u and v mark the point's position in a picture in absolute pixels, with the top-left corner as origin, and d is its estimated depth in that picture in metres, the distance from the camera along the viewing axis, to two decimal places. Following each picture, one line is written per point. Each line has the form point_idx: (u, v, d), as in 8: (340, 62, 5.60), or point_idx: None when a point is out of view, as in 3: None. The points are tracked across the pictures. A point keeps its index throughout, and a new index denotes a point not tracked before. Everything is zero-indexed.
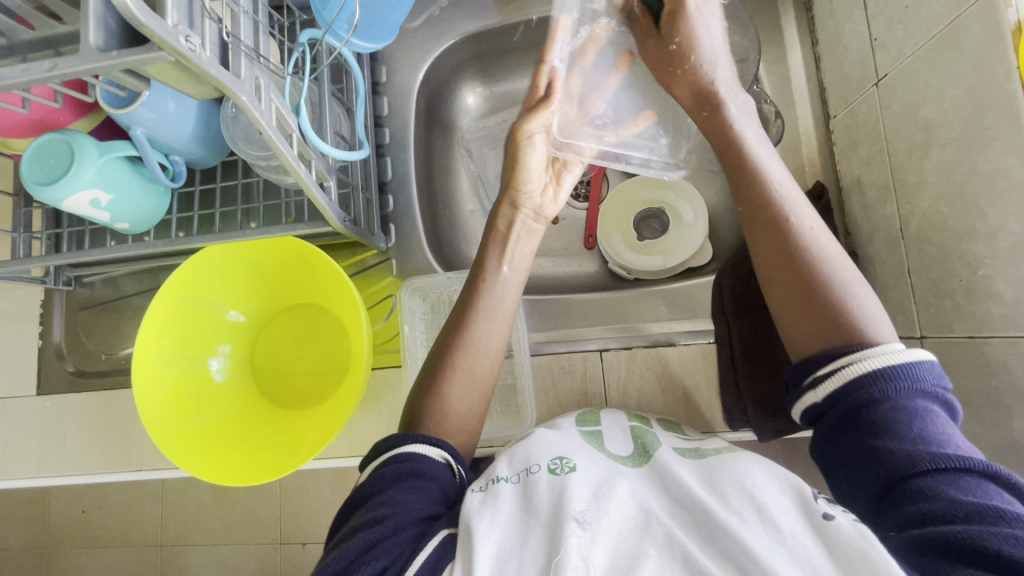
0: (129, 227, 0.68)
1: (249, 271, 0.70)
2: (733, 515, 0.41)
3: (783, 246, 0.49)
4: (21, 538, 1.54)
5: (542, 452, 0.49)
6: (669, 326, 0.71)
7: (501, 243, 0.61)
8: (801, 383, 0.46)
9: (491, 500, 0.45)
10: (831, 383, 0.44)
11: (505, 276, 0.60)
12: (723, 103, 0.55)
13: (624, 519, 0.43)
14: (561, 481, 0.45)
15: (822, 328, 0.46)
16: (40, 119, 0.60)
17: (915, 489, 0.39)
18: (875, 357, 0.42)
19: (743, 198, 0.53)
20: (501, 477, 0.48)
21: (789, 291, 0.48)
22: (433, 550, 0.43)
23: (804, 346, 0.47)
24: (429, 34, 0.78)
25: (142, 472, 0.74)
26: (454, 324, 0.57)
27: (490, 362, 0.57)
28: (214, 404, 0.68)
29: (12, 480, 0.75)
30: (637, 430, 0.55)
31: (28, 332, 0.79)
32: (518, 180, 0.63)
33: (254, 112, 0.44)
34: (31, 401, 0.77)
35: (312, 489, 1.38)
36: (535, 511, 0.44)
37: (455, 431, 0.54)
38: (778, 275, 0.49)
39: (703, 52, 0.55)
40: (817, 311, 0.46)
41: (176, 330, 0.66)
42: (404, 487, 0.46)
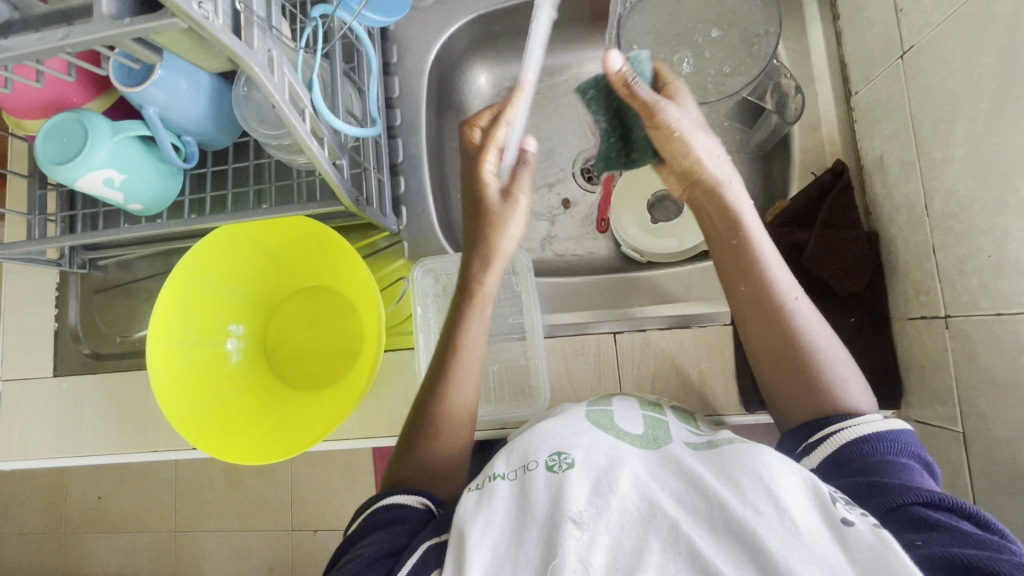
0: (142, 209, 0.68)
1: (261, 252, 0.70)
2: (747, 508, 0.39)
3: (780, 331, 0.52)
4: (40, 523, 1.57)
5: (540, 447, 0.47)
6: (679, 311, 0.71)
7: (480, 303, 0.59)
8: (797, 449, 0.50)
9: (486, 501, 0.44)
10: (824, 448, 0.47)
11: (474, 336, 0.59)
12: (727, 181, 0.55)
13: (626, 511, 0.40)
14: (559, 479, 0.43)
15: (813, 404, 0.50)
16: (53, 97, 0.60)
17: (910, 517, 0.41)
18: (861, 426, 0.47)
19: (739, 280, 0.54)
20: (498, 475, 0.47)
21: (794, 403, 0.51)
22: (416, 560, 0.43)
23: (794, 418, 0.51)
24: (440, 14, 0.77)
25: (157, 453, 0.74)
26: (430, 388, 0.57)
27: (470, 414, 0.58)
28: (224, 385, 0.67)
29: (30, 460, 0.76)
30: (650, 419, 0.53)
31: (43, 314, 0.80)
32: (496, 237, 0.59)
33: (267, 84, 0.44)
34: (48, 382, 0.78)
35: (322, 477, 1.39)
36: (531, 510, 0.42)
37: (444, 478, 0.55)
38: (779, 385, 0.52)
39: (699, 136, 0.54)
40: (809, 388, 0.50)
41: (188, 312, 0.66)
42: (377, 532, 0.48)
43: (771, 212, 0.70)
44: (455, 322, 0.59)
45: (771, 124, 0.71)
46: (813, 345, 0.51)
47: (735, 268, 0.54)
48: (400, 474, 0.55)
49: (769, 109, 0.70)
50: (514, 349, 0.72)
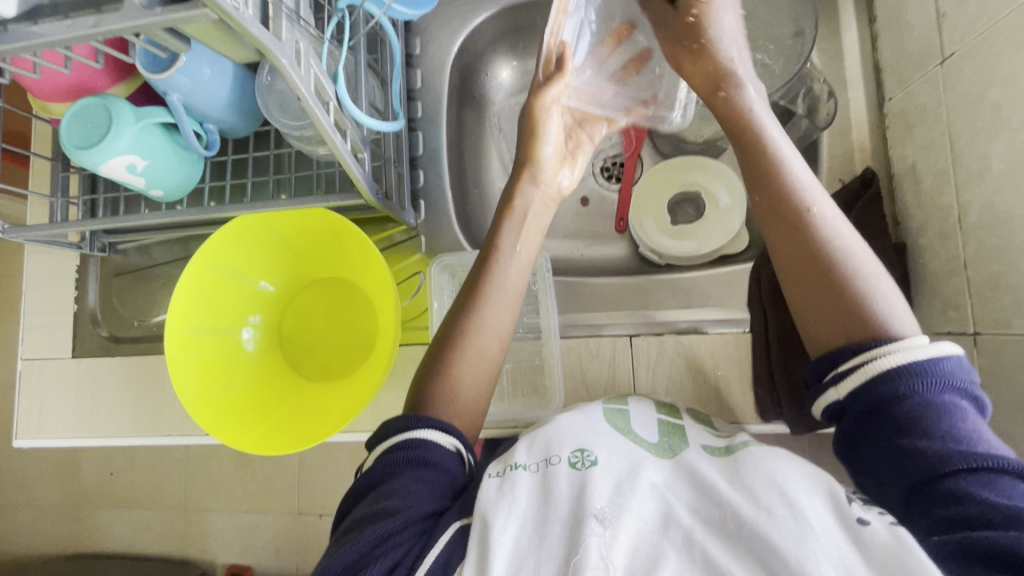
0: (163, 195, 0.68)
1: (280, 244, 0.70)
2: (761, 511, 0.38)
3: (800, 233, 0.46)
4: (54, 496, 1.61)
5: (562, 442, 0.46)
6: (697, 315, 0.70)
7: (516, 223, 0.58)
8: (821, 379, 0.44)
9: (509, 490, 0.42)
10: (862, 374, 0.41)
11: (518, 256, 0.57)
12: (736, 83, 0.53)
13: (643, 519, 0.40)
14: (582, 476, 0.42)
15: (843, 322, 0.43)
16: (80, 83, 0.60)
17: (941, 491, 0.37)
18: (900, 352, 0.40)
19: (754, 186, 0.50)
20: (519, 465, 0.45)
21: (819, 320, 0.44)
22: (447, 541, 0.40)
23: (818, 336, 0.44)
24: (465, 6, 0.76)
25: (171, 437, 0.75)
26: (460, 310, 0.54)
27: (497, 347, 0.53)
28: (240, 372, 0.68)
29: (48, 439, 0.77)
30: (667, 425, 0.52)
31: (63, 296, 0.80)
32: (534, 153, 0.62)
33: (294, 77, 0.43)
34: (66, 363, 0.79)
35: (329, 463, 1.41)
36: (549, 506, 0.41)
37: (462, 414, 0.50)
38: (806, 299, 0.45)
39: (718, 30, 0.53)
40: (834, 299, 0.44)
41: (207, 300, 0.67)
42: (410, 476, 0.43)
43: None
44: (491, 233, 0.58)
45: (801, 127, 0.69)
46: (841, 249, 0.45)
47: (750, 171, 0.50)
48: (418, 395, 0.51)
49: (800, 114, 0.68)
50: (530, 349, 0.71)
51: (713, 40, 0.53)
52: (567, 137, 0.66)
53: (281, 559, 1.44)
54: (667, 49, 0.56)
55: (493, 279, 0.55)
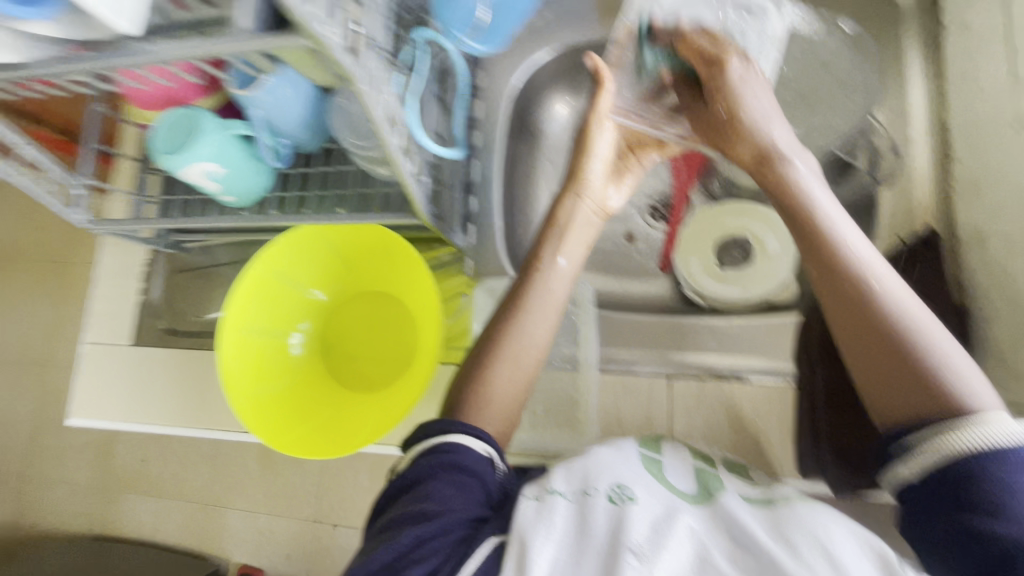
0: (234, 201, 0.73)
1: (333, 255, 0.73)
2: (802, 568, 0.37)
3: (855, 305, 0.45)
4: (88, 476, 1.68)
5: (600, 475, 0.45)
6: (737, 360, 0.68)
7: (558, 233, 0.60)
8: (889, 456, 0.42)
9: (547, 513, 0.41)
10: (926, 455, 0.39)
11: (560, 268, 0.58)
12: (785, 159, 0.54)
13: (680, 559, 0.39)
14: (621, 510, 0.42)
15: (907, 397, 0.41)
16: (172, 95, 0.66)
17: None
18: (977, 435, 0.38)
19: (805, 253, 0.49)
20: (557, 491, 0.43)
21: (887, 392, 0.42)
22: (488, 554, 0.39)
23: (886, 412, 0.43)
24: (529, 43, 0.79)
25: (211, 431, 0.78)
26: (502, 310, 0.55)
27: (536, 355, 0.54)
28: (285, 376, 0.70)
29: (99, 420, 0.81)
30: (702, 471, 0.50)
31: (130, 287, 0.86)
32: (582, 167, 0.64)
33: (370, 102, 0.46)
34: (125, 349, 0.83)
35: (348, 474, 1.43)
36: (588, 538, 0.40)
37: (497, 418, 0.50)
38: (869, 373, 0.44)
39: (752, 112, 0.57)
40: (898, 373, 0.42)
41: (260, 304, 0.70)
42: (450, 480, 0.42)
43: None
44: (539, 242, 0.60)
45: (859, 182, 0.69)
46: (901, 316, 0.43)
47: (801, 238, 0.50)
48: (454, 399, 0.51)
49: (860, 168, 0.69)
50: (564, 380, 0.70)
51: (749, 124, 0.57)
52: (618, 158, 0.68)
53: (292, 564, 1.45)
54: (714, 142, 0.61)
55: (534, 287, 0.56)
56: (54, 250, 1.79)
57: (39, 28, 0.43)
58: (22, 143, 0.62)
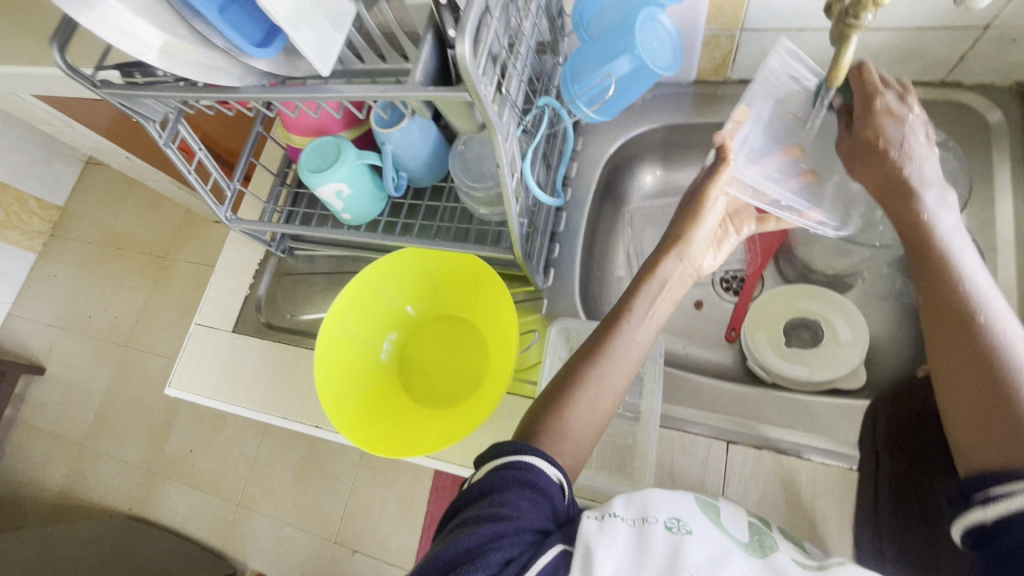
0: (349, 219, 0.83)
1: (426, 277, 0.80)
2: None
3: (972, 348, 0.48)
4: (139, 457, 1.79)
5: (659, 507, 0.48)
6: (799, 436, 0.69)
7: (651, 290, 0.64)
8: (970, 496, 0.42)
9: (609, 530, 0.44)
10: (1009, 503, 0.40)
11: (646, 322, 0.62)
12: (917, 192, 0.56)
13: None
14: (678, 540, 0.44)
15: (997, 443, 0.43)
16: (321, 124, 0.78)
17: None
18: None
19: (925, 290, 0.54)
20: (616, 514, 0.47)
21: (988, 430, 0.44)
22: (548, 561, 0.42)
23: (982, 451, 0.44)
24: (630, 118, 0.88)
25: (286, 420, 0.85)
26: (583, 355, 0.60)
27: (612, 399, 0.58)
28: (366, 376, 0.77)
29: (191, 393, 0.90)
30: (755, 526, 0.52)
31: (243, 281, 0.97)
32: (689, 232, 0.67)
33: (502, 150, 0.54)
34: (227, 334, 0.94)
35: (376, 501, 1.46)
36: (647, 556, 0.43)
37: (571, 448, 0.54)
38: (971, 408, 0.46)
39: (903, 143, 0.58)
40: (991, 413, 0.45)
41: (358, 308, 0.78)
42: (523, 494, 0.46)
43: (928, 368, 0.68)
44: (629, 296, 0.64)
45: None
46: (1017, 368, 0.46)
47: (927, 277, 0.54)
48: (533, 422, 0.56)
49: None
50: (624, 428, 0.73)
51: (895, 152, 0.57)
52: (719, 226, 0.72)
53: None
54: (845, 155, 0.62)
55: (617, 336, 0.60)
56: (161, 247, 2.01)
57: (258, 63, 0.54)
58: (197, 148, 0.76)
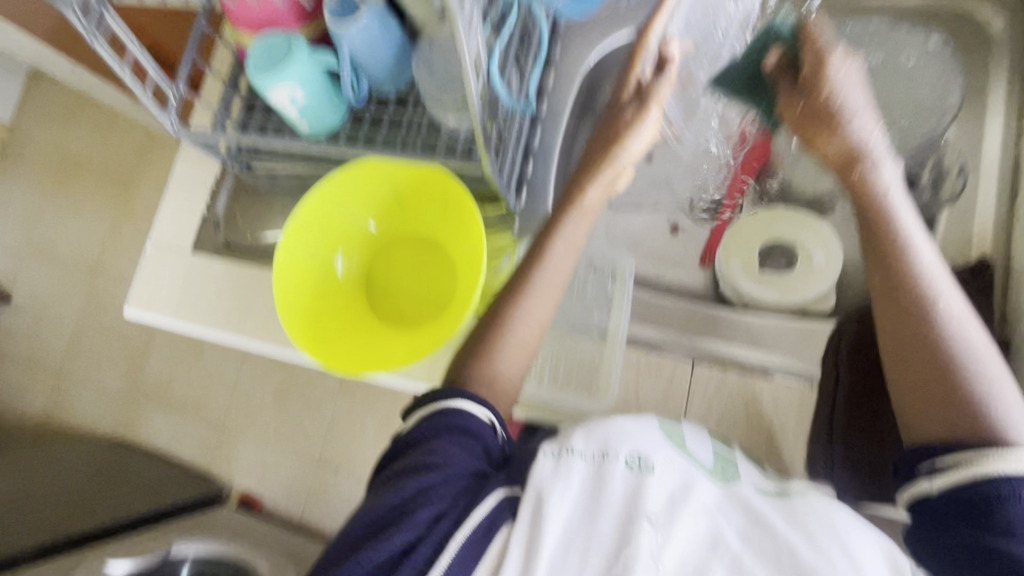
0: (307, 131, 0.76)
1: (388, 193, 0.75)
2: (823, 558, 0.43)
3: (917, 322, 0.52)
4: (118, 384, 1.79)
5: (620, 442, 0.51)
6: (765, 355, 0.71)
7: (576, 208, 0.64)
8: (917, 468, 0.49)
9: (565, 472, 0.47)
10: (954, 474, 0.46)
11: (568, 238, 0.63)
12: (875, 166, 0.57)
13: (692, 534, 0.45)
14: (638, 478, 0.48)
15: (940, 416, 0.49)
16: (269, 17, 0.70)
17: None
18: (1004, 461, 0.44)
19: (876, 269, 0.56)
20: (575, 450, 0.50)
21: (928, 403, 0.49)
22: (489, 508, 0.46)
23: (925, 424, 0.49)
24: (613, 21, 0.80)
25: (252, 340, 0.83)
26: (519, 274, 0.61)
27: (537, 327, 0.59)
28: (328, 297, 0.75)
29: (153, 314, 0.87)
30: (720, 455, 0.57)
31: (198, 198, 0.91)
32: (619, 145, 0.66)
33: (464, 42, 0.48)
34: (185, 254, 0.89)
35: (357, 424, 1.48)
36: (603, 497, 0.46)
37: (512, 369, 0.58)
38: (915, 382, 0.51)
39: (853, 107, 0.56)
40: (940, 399, 0.49)
41: (315, 226, 0.74)
42: (454, 441, 0.50)
43: None
44: (558, 215, 0.64)
45: (922, 199, 0.68)
46: (956, 346, 0.50)
47: (876, 252, 0.56)
48: (476, 344, 0.58)
49: (924, 184, 0.68)
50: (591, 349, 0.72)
51: (847, 124, 0.56)
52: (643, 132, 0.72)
53: (292, 499, 1.52)
54: (797, 130, 0.61)
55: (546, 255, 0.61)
56: (121, 169, 1.89)
57: None
58: (127, 40, 0.66)
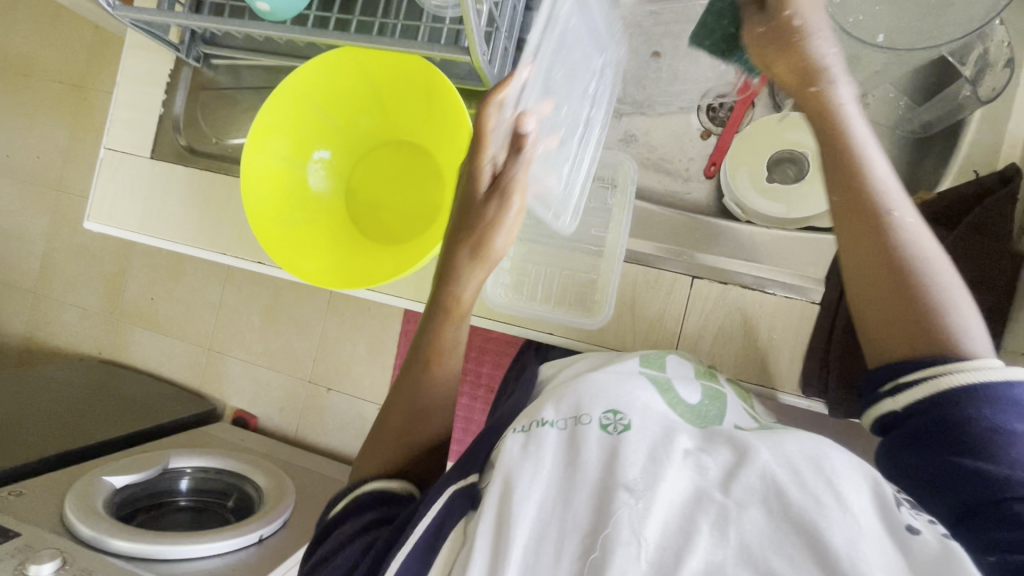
0: (268, 12, 0.65)
1: (366, 87, 0.68)
2: (807, 497, 0.35)
3: (876, 247, 0.48)
4: (99, 305, 1.74)
5: (594, 401, 0.43)
6: (764, 272, 0.68)
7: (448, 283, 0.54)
8: (876, 390, 0.49)
9: (533, 450, 0.39)
10: (910, 395, 0.46)
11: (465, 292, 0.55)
12: (834, 86, 0.49)
13: (677, 490, 0.36)
14: (615, 441, 0.39)
15: (902, 332, 0.47)
16: None
17: (1004, 517, 0.41)
18: (966, 372, 0.44)
19: (836, 188, 0.50)
20: (546, 421, 0.42)
21: (888, 326, 0.48)
22: (439, 511, 0.42)
23: (887, 344, 0.48)
24: None
25: (226, 256, 0.78)
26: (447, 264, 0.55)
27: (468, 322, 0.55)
28: (304, 209, 0.70)
29: (116, 227, 0.81)
30: (709, 389, 0.52)
31: (153, 96, 0.82)
32: (484, 231, 0.54)
33: None
34: (145, 160, 0.81)
35: (346, 344, 1.47)
36: (577, 471, 0.38)
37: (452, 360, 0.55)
38: (877, 307, 0.48)
39: (813, 25, 0.48)
40: (900, 319, 0.47)
41: (284, 125, 0.68)
42: (358, 511, 0.48)
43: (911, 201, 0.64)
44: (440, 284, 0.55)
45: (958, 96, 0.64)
46: (914, 254, 0.47)
47: (836, 176, 0.50)
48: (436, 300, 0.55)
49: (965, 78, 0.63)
50: (586, 262, 0.69)
51: (809, 40, 0.48)
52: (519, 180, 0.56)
53: (285, 416, 1.54)
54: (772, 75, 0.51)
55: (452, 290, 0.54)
56: (73, 72, 1.72)
57: None
58: None
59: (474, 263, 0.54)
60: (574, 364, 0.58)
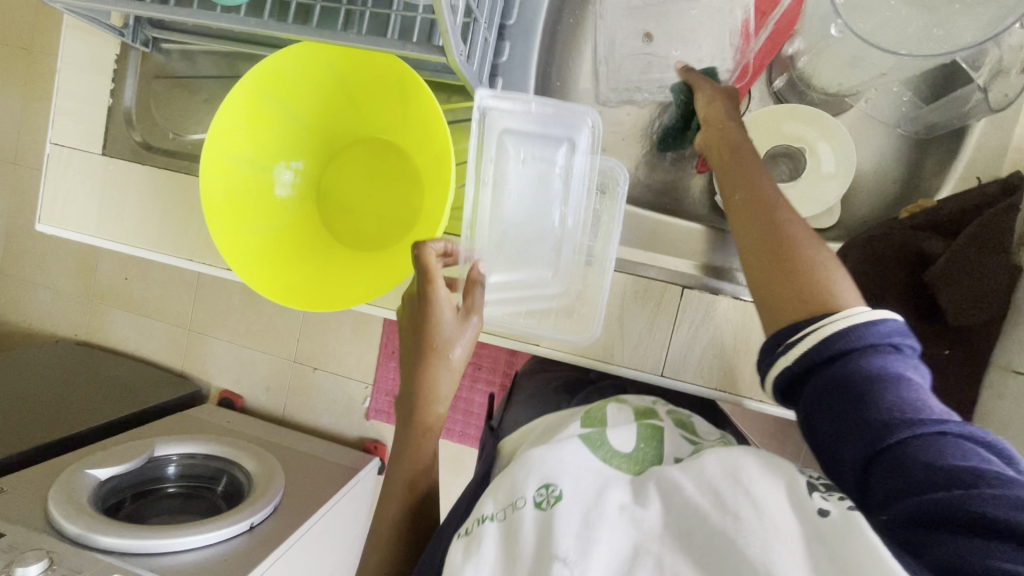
0: None
1: (335, 80, 0.62)
2: (728, 518, 0.33)
3: (765, 223, 0.47)
4: (70, 286, 1.67)
5: (527, 475, 0.38)
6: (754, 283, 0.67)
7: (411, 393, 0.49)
8: (774, 348, 0.43)
9: (474, 551, 0.36)
10: (800, 347, 0.41)
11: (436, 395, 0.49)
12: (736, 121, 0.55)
13: (613, 551, 0.34)
14: (550, 519, 0.35)
15: (787, 293, 0.44)
16: None
17: (887, 460, 0.35)
18: (840, 320, 0.40)
19: (736, 186, 0.51)
20: (486, 517, 0.38)
21: (775, 292, 0.44)
22: None
23: (773, 309, 0.44)
24: None
25: (191, 262, 0.73)
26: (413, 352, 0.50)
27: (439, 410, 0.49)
28: (272, 216, 0.65)
29: (69, 231, 0.75)
30: (644, 428, 0.46)
31: (99, 85, 0.75)
32: (439, 336, 0.49)
33: None
34: (95, 157, 0.75)
35: (331, 326, 1.43)
36: (517, 559, 0.34)
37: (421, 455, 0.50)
38: (762, 272, 0.45)
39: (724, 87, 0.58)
40: (783, 279, 0.44)
41: (250, 126, 0.62)
42: None
43: (911, 210, 0.63)
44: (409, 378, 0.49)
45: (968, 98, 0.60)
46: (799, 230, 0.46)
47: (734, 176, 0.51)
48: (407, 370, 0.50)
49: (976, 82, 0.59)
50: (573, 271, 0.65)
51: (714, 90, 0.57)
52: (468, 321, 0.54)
53: (272, 396, 1.52)
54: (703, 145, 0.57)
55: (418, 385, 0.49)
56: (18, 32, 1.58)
57: None
58: None
59: (437, 365, 0.49)
60: (532, 434, 0.53)
